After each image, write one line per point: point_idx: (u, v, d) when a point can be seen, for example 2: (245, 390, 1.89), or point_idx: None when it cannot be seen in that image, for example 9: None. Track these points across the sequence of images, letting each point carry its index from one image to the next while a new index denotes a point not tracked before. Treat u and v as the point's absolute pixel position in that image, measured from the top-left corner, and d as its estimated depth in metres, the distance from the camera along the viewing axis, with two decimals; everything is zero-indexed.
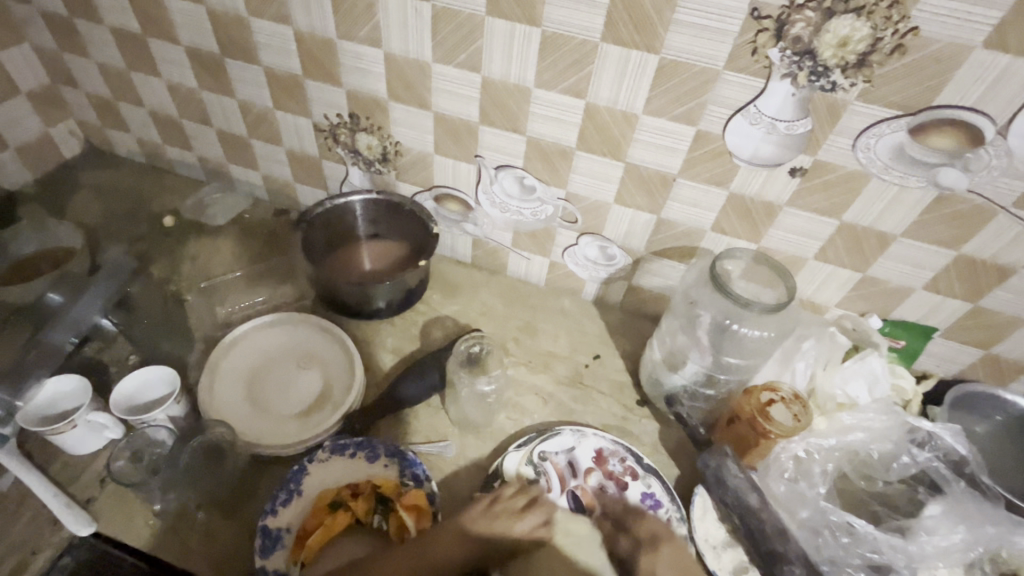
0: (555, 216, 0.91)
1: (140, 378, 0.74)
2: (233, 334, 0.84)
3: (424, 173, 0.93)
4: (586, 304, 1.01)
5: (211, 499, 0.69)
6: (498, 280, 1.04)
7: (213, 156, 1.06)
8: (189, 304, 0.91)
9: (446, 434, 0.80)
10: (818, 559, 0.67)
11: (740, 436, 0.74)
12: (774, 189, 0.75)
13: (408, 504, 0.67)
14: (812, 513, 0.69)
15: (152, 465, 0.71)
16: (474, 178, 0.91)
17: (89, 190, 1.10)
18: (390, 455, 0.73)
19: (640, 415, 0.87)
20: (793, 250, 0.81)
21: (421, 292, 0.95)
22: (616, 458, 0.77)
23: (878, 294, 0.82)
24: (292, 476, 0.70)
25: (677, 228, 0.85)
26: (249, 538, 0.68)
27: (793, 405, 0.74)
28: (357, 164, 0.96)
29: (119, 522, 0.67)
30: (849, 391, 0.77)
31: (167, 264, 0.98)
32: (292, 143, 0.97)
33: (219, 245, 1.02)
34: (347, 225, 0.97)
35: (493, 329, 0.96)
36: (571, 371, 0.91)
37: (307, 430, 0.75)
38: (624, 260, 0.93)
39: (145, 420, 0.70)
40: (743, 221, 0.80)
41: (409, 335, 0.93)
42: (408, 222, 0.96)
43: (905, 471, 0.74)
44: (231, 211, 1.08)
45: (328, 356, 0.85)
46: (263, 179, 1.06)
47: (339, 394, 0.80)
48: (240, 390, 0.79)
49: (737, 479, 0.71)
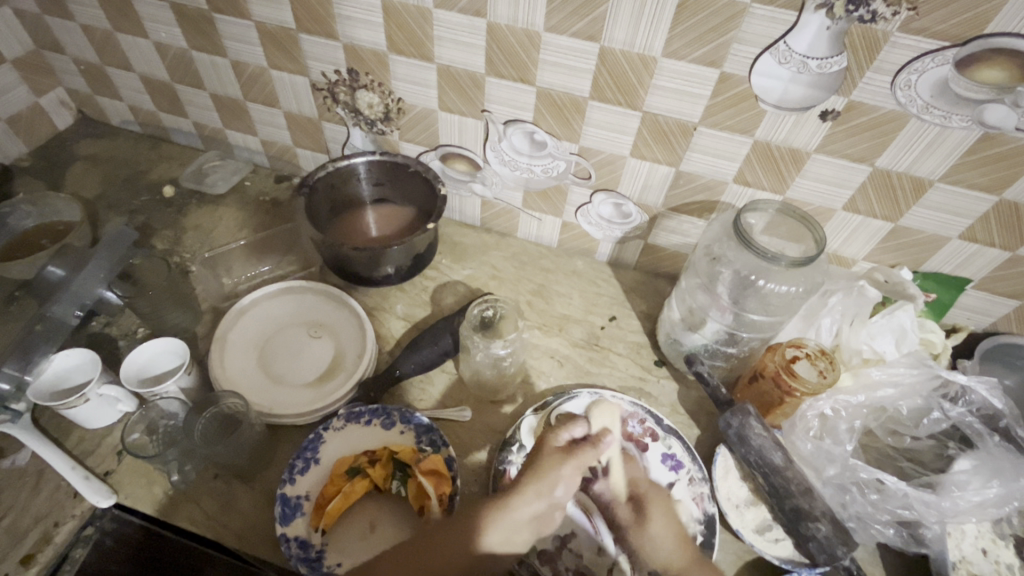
0: (567, 172, 0.87)
1: (150, 351, 0.72)
2: (242, 303, 0.82)
3: (429, 132, 0.89)
4: (600, 265, 0.99)
5: (228, 469, 0.69)
6: (509, 243, 1.01)
7: (209, 121, 1.02)
8: (194, 275, 0.89)
9: (462, 400, 0.79)
10: (844, 515, 0.66)
11: (765, 394, 0.73)
12: (803, 134, 0.70)
13: (426, 469, 0.66)
14: (840, 471, 0.67)
15: (169, 438, 0.69)
16: (482, 135, 0.86)
17: (85, 161, 1.07)
18: (406, 422, 0.72)
19: (659, 376, 0.85)
20: (820, 201, 0.77)
21: (430, 256, 0.92)
22: (636, 420, 0.75)
23: (910, 245, 0.78)
24: (308, 445, 0.70)
25: (698, 181, 0.80)
26: (268, 506, 0.67)
27: (818, 361, 0.71)
28: (359, 125, 0.92)
29: (138, 494, 0.67)
30: (876, 346, 0.74)
31: (169, 235, 0.96)
32: (290, 105, 0.93)
33: (221, 214, 1.00)
34: (351, 188, 0.94)
35: (506, 292, 0.94)
36: (586, 333, 0.89)
37: (321, 398, 0.75)
38: (639, 217, 0.89)
39: (158, 393, 0.69)
40: (768, 170, 0.76)
41: (419, 301, 0.91)
42: (415, 183, 0.93)
43: (936, 426, 0.71)
44: (232, 178, 1.04)
45: (338, 323, 0.83)
46: (262, 144, 1.03)
47: (352, 361, 0.79)
48: (251, 360, 0.78)
49: (761, 437, 0.69)
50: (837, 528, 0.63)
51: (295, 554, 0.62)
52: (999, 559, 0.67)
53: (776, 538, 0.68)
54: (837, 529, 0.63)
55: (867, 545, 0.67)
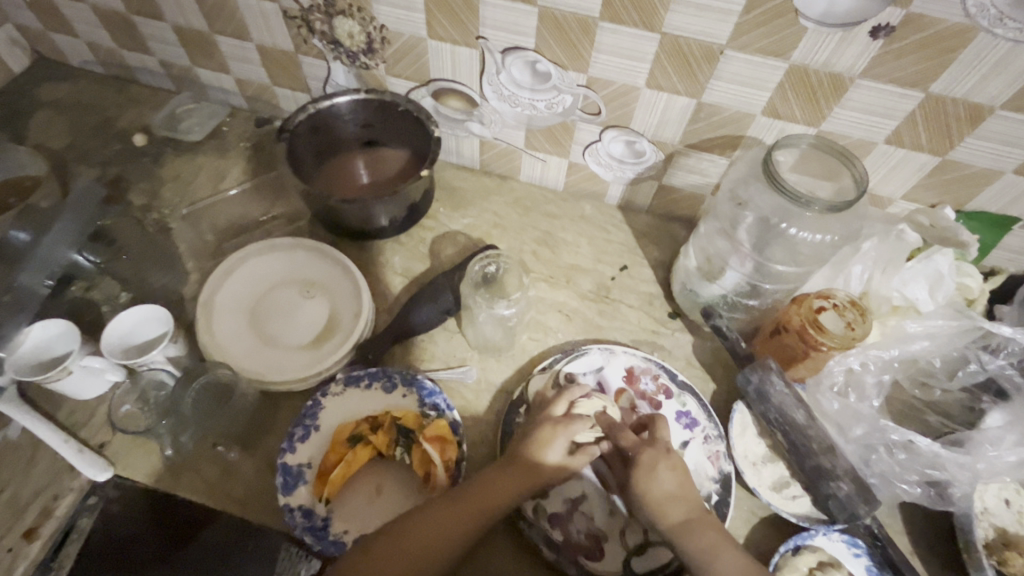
0: (574, 107, 0.78)
1: (132, 318, 0.68)
2: (227, 262, 0.76)
3: (418, 64, 0.79)
4: (610, 209, 0.91)
5: (228, 437, 0.67)
6: (511, 187, 0.93)
7: (176, 59, 0.92)
8: (174, 232, 0.83)
9: (466, 358, 0.76)
10: (867, 472, 0.63)
11: (786, 349, 0.68)
12: (847, 56, 0.61)
13: (431, 436, 0.64)
14: (867, 430, 0.63)
15: (161, 407, 0.68)
16: (477, 67, 0.77)
17: (46, 108, 0.97)
18: (408, 384, 0.69)
19: (673, 328, 0.80)
20: (861, 133, 0.68)
21: (426, 205, 0.85)
22: (649, 376, 0.72)
23: (954, 182, 0.70)
24: (307, 411, 0.67)
25: (721, 114, 0.72)
26: (269, 474, 0.65)
27: (847, 312, 0.67)
28: (339, 58, 0.82)
29: (136, 466, 0.65)
30: (907, 292, 0.70)
31: (146, 188, 0.89)
32: (261, 37, 0.83)
33: (199, 164, 0.92)
34: (336, 131, 0.85)
35: (509, 242, 0.87)
36: (596, 285, 0.84)
37: (318, 361, 0.71)
38: (654, 156, 0.81)
39: (144, 363, 0.66)
40: (803, 100, 0.67)
41: (418, 253, 0.85)
42: (406, 123, 0.84)
43: (970, 378, 0.67)
44: (207, 122, 0.96)
45: (330, 281, 0.77)
46: (237, 83, 0.93)
47: (348, 321, 0.74)
48: (241, 324, 0.73)
49: (782, 395, 0.65)
50: (859, 486, 0.61)
51: (300, 524, 0.61)
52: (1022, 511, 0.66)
53: (793, 495, 0.66)
54: (859, 486, 0.61)
55: (889, 502, 0.64)
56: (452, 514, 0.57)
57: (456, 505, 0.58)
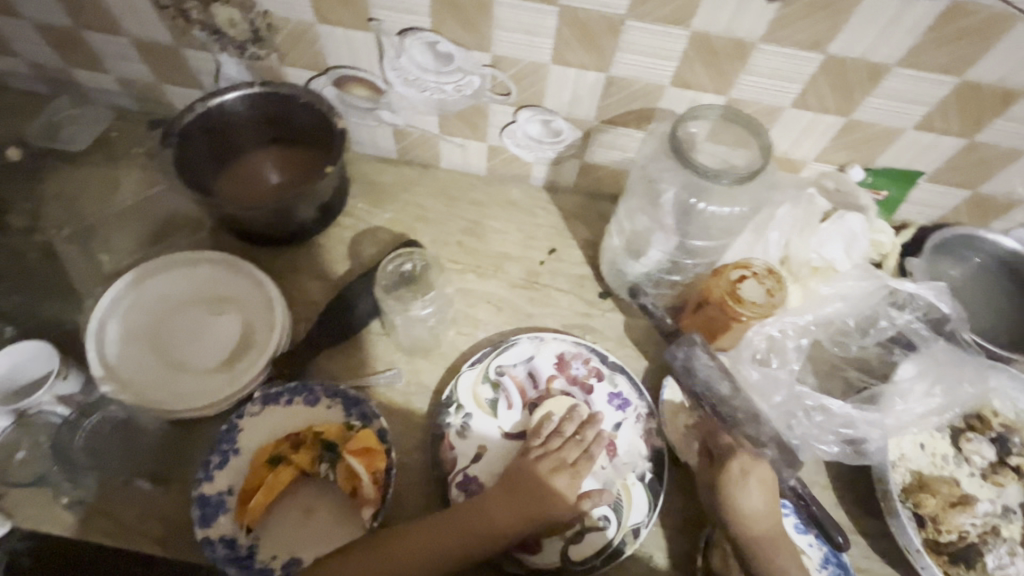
0: (483, 88, 0.74)
1: (12, 359, 0.63)
2: (120, 285, 0.70)
3: (312, 50, 0.74)
4: (537, 191, 0.89)
5: (139, 472, 0.63)
6: (432, 176, 0.89)
7: (44, 60, 0.83)
8: (63, 256, 0.77)
9: (393, 361, 0.73)
10: (790, 435, 0.65)
11: (709, 321, 0.68)
12: (746, 22, 0.60)
13: (355, 449, 0.61)
14: (786, 397, 0.66)
15: (57, 450, 0.63)
16: (376, 50, 0.72)
17: None
18: (331, 395, 0.66)
19: (604, 309, 0.80)
20: (769, 99, 0.68)
21: (340, 202, 0.81)
22: (580, 361, 0.71)
23: (862, 141, 0.71)
24: (222, 436, 0.63)
25: (632, 88, 0.70)
26: (185, 507, 0.62)
27: (766, 281, 0.66)
28: (226, 50, 0.76)
29: (37, 516, 0.60)
30: (825, 254, 0.70)
31: (26, 208, 0.81)
32: (135, 30, 0.75)
33: (86, 176, 0.84)
34: (233, 131, 0.79)
35: (433, 234, 0.84)
36: (525, 271, 0.82)
37: (232, 381, 0.67)
38: (572, 134, 0.78)
39: (29, 406, 0.61)
40: (709, 68, 0.65)
41: (337, 254, 0.81)
42: (307, 117, 0.78)
43: (882, 333, 0.70)
44: (92, 128, 0.87)
45: (241, 295, 0.73)
46: (119, 83, 0.84)
47: (263, 335, 0.70)
48: (145, 350, 0.68)
49: (708, 367, 0.66)
50: (783, 451, 0.63)
51: (223, 555, 0.58)
52: (936, 452, 0.69)
53: None
54: (784, 451, 0.63)
55: (812, 460, 0.67)
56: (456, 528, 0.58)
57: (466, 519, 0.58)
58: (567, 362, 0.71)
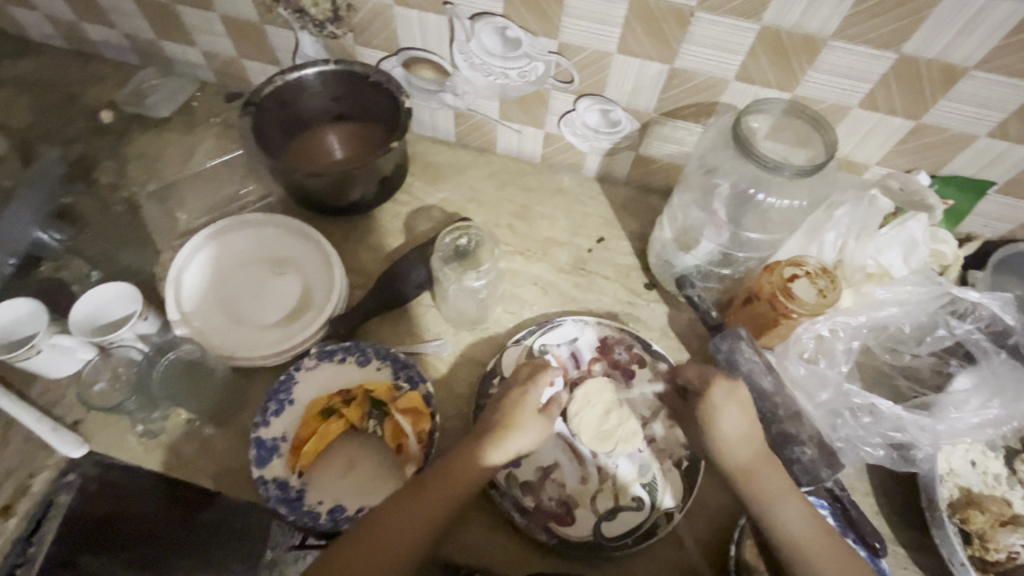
0: (547, 75, 0.76)
1: (98, 298, 0.68)
2: (195, 240, 0.75)
3: (386, 31, 0.78)
4: (589, 181, 0.90)
5: (202, 411, 0.67)
6: (487, 160, 0.92)
7: (139, 32, 0.89)
8: (144, 211, 0.83)
9: (440, 332, 0.76)
10: (833, 436, 0.65)
11: (759, 316, 0.69)
12: (818, 17, 0.60)
13: (404, 408, 0.64)
14: (832, 396, 0.65)
15: (132, 383, 0.68)
16: (447, 34, 0.75)
17: (10, 85, 0.94)
18: (382, 357, 0.69)
19: (649, 300, 0.80)
20: (835, 98, 0.67)
21: (400, 177, 0.83)
22: (622, 347, 0.72)
23: (929, 147, 0.70)
24: (280, 386, 0.67)
25: (695, 80, 0.70)
26: (241, 447, 0.67)
27: (819, 280, 0.66)
28: (306, 28, 0.80)
29: (109, 442, 0.66)
30: (882, 260, 0.69)
31: (113, 166, 0.87)
32: (225, 6, 0.80)
33: (168, 141, 0.90)
34: (306, 105, 0.83)
35: (485, 216, 0.87)
36: (572, 258, 0.84)
37: (290, 337, 0.71)
38: (629, 125, 0.79)
39: (113, 341, 0.66)
40: (776, 63, 0.65)
41: (393, 228, 0.84)
42: (376, 96, 0.82)
43: (939, 343, 0.68)
44: (175, 96, 0.93)
45: (303, 258, 0.77)
46: (204, 56, 0.90)
47: (321, 297, 0.74)
48: (214, 301, 0.73)
49: (752, 361, 0.66)
50: (823, 450, 0.62)
51: (274, 495, 0.62)
52: (987, 470, 0.67)
53: None
54: (823, 451, 0.62)
55: (854, 465, 0.66)
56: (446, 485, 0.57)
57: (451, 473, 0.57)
58: (608, 346, 0.72)
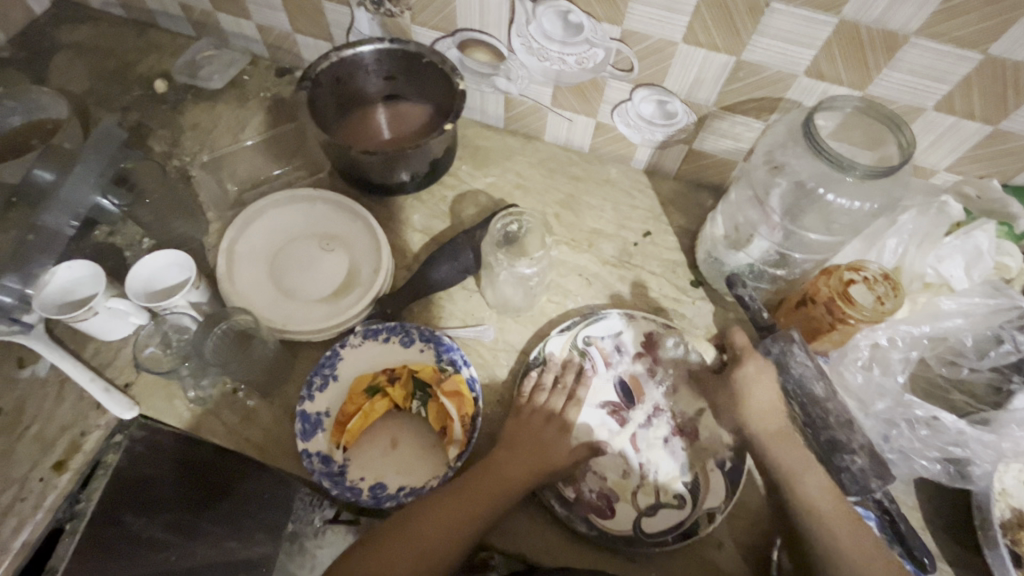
0: (605, 63, 0.75)
1: (153, 264, 0.69)
2: (247, 213, 0.75)
3: (444, 11, 0.77)
4: (637, 174, 0.89)
5: (249, 383, 0.68)
6: (535, 147, 0.91)
7: (196, 3, 0.89)
8: (195, 180, 0.84)
9: (483, 317, 0.75)
10: (885, 447, 0.64)
11: (812, 321, 0.67)
12: (902, 13, 0.57)
13: (449, 390, 0.64)
14: (890, 405, 0.63)
15: (183, 350, 0.69)
16: (507, 16, 0.74)
17: (68, 50, 0.96)
18: (425, 340, 0.69)
19: (694, 297, 0.79)
20: (909, 99, 0.65)
21: (448, 162, 0.83)
22: (668, 343, 0.71)
23: (1004, 154, 0.67)
24: (326, 361, 0.67)
25: (761, 74, 0.68)
26: (285, 420, 0.67)
27: (878, 286, 0.64)
28: (364, 5, 0.80)
29: (160, 405, 0.67)
30: (943, 270, 0.67)
31: (166, 136, 0.88)
32: None
33: (220, 112, 0.91)
34: (359, 83, 0.83)
35: (531, 203, 0.86)
36: (618, 250, 0.82)
37: (337, 314, 0.71)
38: (686, 118, 0.78)
39: (166, 308, 0.67)
40: (851, 59, 0.63)
41: (438, 211, 0.84)
42: (429, 77, 0.81)
43: (1003, 359, 0.66)
44: (228, 69, 0.93)
45: (350, 236, 0.77)
46: (258, 30, 0.90)
47: (368, 275, 0.74)
48: (263, 273, 0.74)
49: (804, 367, 0.64)
50: (874, 460, 0.61)
51: (318, 468, 0.62)
52: None
53: None
54: (874, 461, 0.61)
55: (905, 478, 0.64)
56: (474, 494, 0.59)
57: (478, 484, 0.59)
58: (653, 342, 0.71)
